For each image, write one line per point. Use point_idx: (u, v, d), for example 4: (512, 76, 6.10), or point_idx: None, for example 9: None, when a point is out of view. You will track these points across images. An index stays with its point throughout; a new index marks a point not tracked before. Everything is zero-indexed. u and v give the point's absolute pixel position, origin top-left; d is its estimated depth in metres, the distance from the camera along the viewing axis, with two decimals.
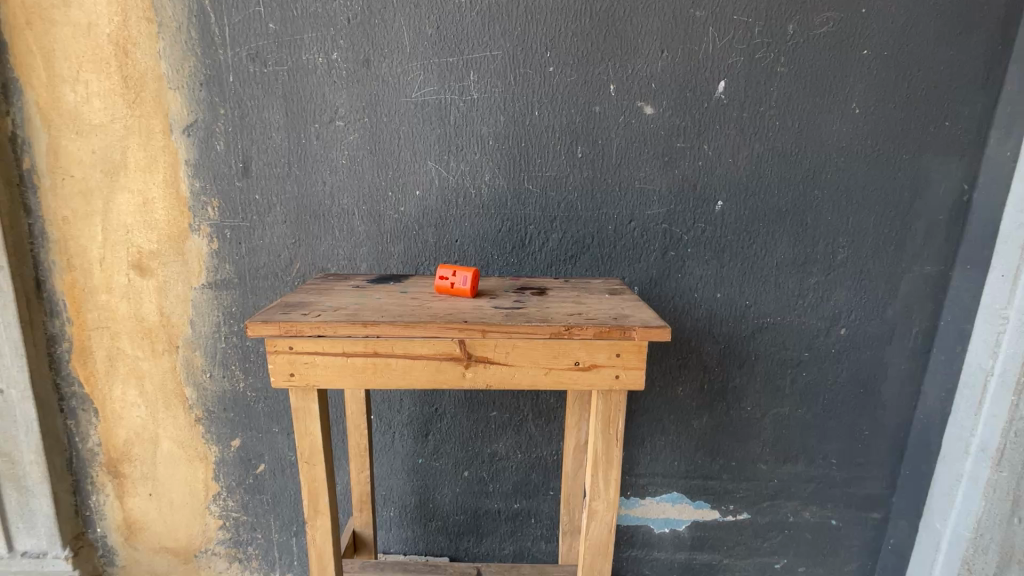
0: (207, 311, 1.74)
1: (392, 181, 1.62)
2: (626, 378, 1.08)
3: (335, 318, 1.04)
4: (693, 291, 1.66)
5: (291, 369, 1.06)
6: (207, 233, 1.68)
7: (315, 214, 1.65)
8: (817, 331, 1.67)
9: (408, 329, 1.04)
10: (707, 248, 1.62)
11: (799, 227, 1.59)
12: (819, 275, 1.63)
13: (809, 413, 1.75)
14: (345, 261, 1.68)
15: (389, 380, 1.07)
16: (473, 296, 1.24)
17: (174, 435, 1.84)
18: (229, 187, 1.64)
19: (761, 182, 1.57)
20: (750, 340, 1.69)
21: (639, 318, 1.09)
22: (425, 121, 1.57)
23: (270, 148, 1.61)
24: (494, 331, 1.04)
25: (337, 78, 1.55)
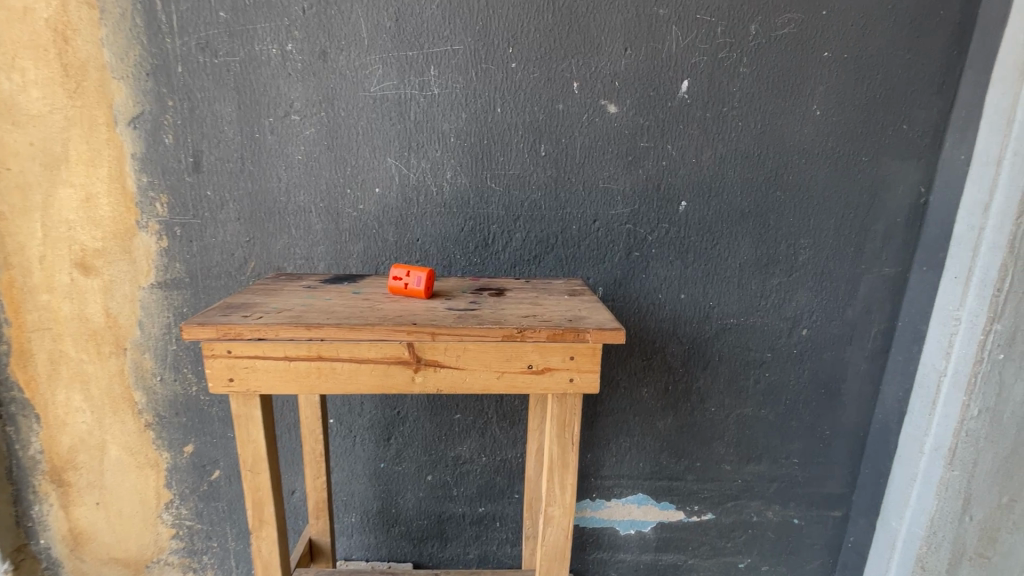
0: (157, 312, 1.67)
1: (351, 178, 1.57)
2: (580, 381, 1.06)
3: (277, 321, 1.00)
4: (658, 292, 1.65)
5: (230, 374, 1.01)
6: (156, 230, 1.61)
7: (270, 212, 1.59)
8: (780, 332, 1.68)
9: (355, 332, 1.00)
10: (671, 248, 1.61)
11: (762, 228, 1.59)
12: (782, 276, 1.63)
13: (772, 414, 1.75)
14: (303, 260, 1.63)
15: (335, 385, 1.03)
16: (427, 297, 1.20)
17: (122, 442, 1.76)
18: (179, 182, 1.57)
19: (724, 183, 1.56)
20: (714, 341, 1.69)
21: (595, 320, 1.07)
22: (384, 117, 1.52)
23: (222, 142, 1.55)
24: (445, 334, 1.01)
25: (292, 70, 1.50)
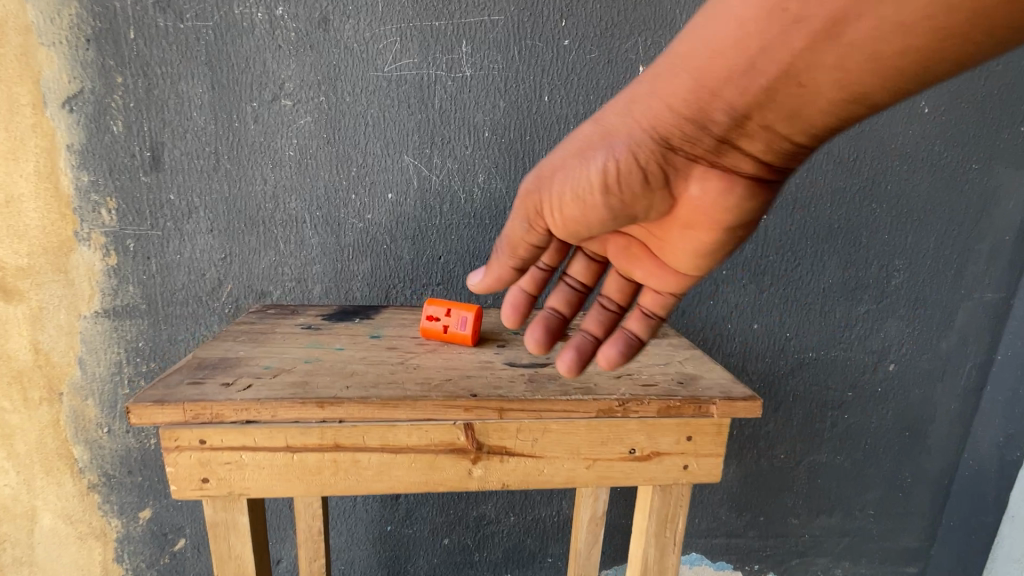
0: (104, 348, 1.31)
1: (356, 180, 1.25)
2: (697, 469, 0.77)
3: (275, 395, 0.68)
4: (727, 321, 1.37)
5: (204, 472, 0.68)
6: (101, 244, 1.25)
7: (252, 222, 1.26)
8: (864, 368, 1.43)
9: (389, 410, 0.69)
10: (746, 270, 1.34)
11: (851, 245, 1.34)
12: (870, 303, 1.39)
13: (849, 460, 1.50)
14: (294, 282, 1.30)
15: (359, 483, 0.71)
16: (475, 345, 0.90)
17: (58, 509, 1.40)
18: (133, 183, 1.22)
19: (812, 192, 1.31)
20: (788, 379, 1.42)
21: (711, 383, 0.79)
22: (401, 103, 1.21)
23: (188, 132, 1.20)
24: (518, 410, 0.71)
25: (283, 41, 1.17)
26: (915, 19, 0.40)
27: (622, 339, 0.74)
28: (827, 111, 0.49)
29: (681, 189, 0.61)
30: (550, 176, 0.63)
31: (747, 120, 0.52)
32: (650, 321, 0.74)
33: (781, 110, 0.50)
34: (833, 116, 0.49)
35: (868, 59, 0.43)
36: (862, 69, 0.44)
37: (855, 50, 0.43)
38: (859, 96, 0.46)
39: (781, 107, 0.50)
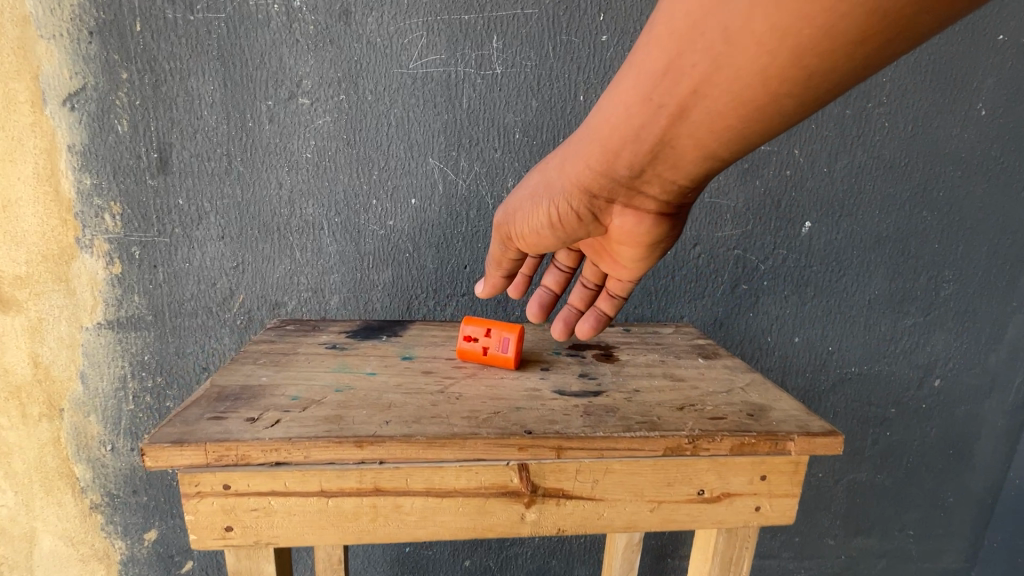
0: (108, 361, 1.24)
1: (377, 184, 1.17)
2: (768, 509, 0.70)
3: (308, 433, 0.61)
4: (767, 334, 1.30)
5: (228, 520, 0.61)
6: (104, 251, 1.17)
7: (265, 228, 1.18)
8: (908, 383, 1.36)
9: (435, 451, 0.62)
10: (788, 280, 1.27)
11: (899, 255, 1.27)
12: (917, 316, 1.31)
13: (890, 479, 1.43)
14: (310, 293, 1.22)
15: (400, 529, 0.64)
16: (518, 368, 0.83)
17: (58, 530, 1.32)
18: (138, 186, 1.14)
19: (860, 199, 1.23)
20: (830, 395, 1.35)
21: (783, 416, 0.72)
22: (426, 102, 1.13)
23: (198, 132, 1.12)
24: (578, 450, 0.64)
25: (301, 35, 1.08)
26: (733, 107, 0.47)
27: (594, 315, 0.87)
28: (702, 167, 0.57)
29: (612, 222, 0.71)
30: (514, 213, 0.77)
31: (643, 178, 0.61)
32: (615, 300, 0.85)
33: (670, 169, 0.58)
34: (712, 166, 0.57)
35: (718, 133, 0.51)
36: (717, 141, 0.52)
37: (705, 129, 0.51)
38: (722, 155, 0.54)
39: (669, 166, 0.57)
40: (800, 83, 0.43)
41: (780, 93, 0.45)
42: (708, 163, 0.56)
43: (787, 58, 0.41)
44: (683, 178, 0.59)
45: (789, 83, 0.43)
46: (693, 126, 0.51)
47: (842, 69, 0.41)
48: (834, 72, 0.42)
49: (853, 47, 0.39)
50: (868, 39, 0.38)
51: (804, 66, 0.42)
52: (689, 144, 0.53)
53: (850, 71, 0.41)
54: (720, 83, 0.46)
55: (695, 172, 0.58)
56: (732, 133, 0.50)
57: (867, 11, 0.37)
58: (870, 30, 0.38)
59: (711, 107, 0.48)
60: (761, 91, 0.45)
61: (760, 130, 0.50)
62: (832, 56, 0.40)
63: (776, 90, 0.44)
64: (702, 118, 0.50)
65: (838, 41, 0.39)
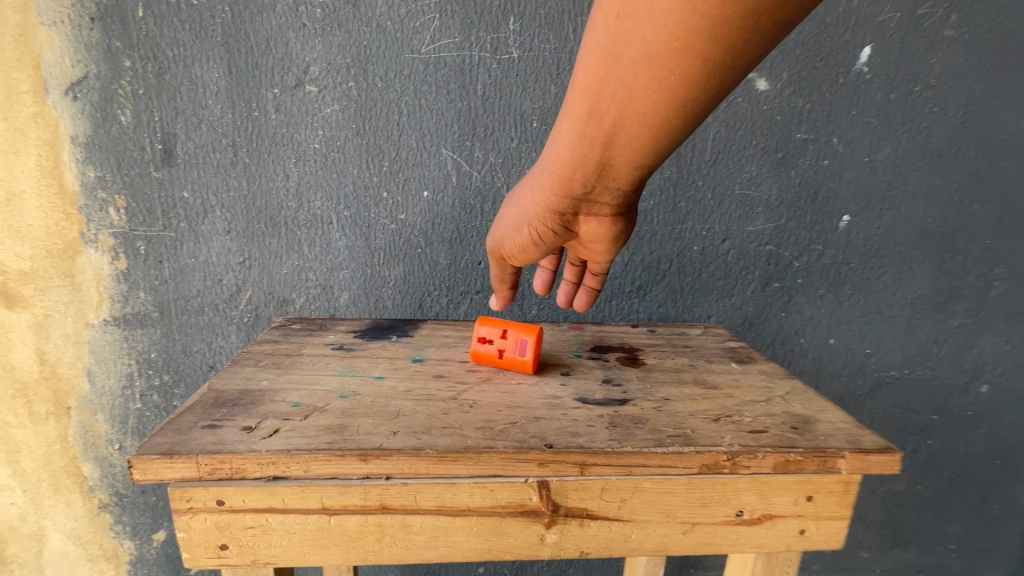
0: (114, 359, 1.20)
1: (388, 176, 1.11)
2: (814, 533, 0.64)
3: (308, 444, 0.56)
4: (800, 335, 1.22)
5: (222, 538, 0.56)
6: (109, 246, 1.13)
7: (273, 222, 1.13)
8: (952, 389, 1.27)
9: (447, 466, 0.56)
10: (824, 278, 1.19)
11: (946, 251, 1.18)
12: (964, 316, 1.22)
13: (930, 490, 1.34)
14: (318, 289, 1.17)
15: (409, 550, 0.59)
16: (535, 372, 0.77)
17: (67, 529, 1.30)
18: (143, 179, 1.10)
19: (904, 191, 1.14)
20: (867, 400, 1.26)
21: (831, 430, 0.65)
22: (439, 89, 1.07)
23: (203, 122, 1.08)
24: (604, 466, 0.58)
25: (308, 18, 1.03)
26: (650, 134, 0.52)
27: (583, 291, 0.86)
28: (647, 177, 0.60)
29: (580, 232, 0.72)
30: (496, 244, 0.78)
31: (596, 194, 0.63)
32: (599, 276, 0.83)
33: (619, 183, 0.61)
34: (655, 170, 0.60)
35: (649, 151, 0.54)
36: (648, 157, 0.55)
37: (635, 149, 0.54)
38: (659, 166, 0.57)
39: (617, 182, 0.60)
40: (692, 108, 0.49)
41: (682, 116, 0.49)
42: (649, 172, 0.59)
43: (666, 96, 0.47)
44: (633, 187, 0.62)
45: (683, 111, 0.49)
46: (626, 149, 0.54)
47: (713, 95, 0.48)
48: (712, 96, 0.48)
49: (708, 83, 0.46)
50: (715, 76, 0.45)
51: (687, 98, 0.47)
52: (626, 162, 0.56)
53: (718, 95, 0.48)
54: (631, 116, 0.50)
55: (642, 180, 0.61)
56: (660, 148, 0.54)
57: (701, 61, 0.44)
58: (709, 74, 0.45)
59: (633, 135, 0.52)
60: (668, 117, 0.50)
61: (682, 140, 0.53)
62: (697, 90, 0.47)
63: (675, 117, 0.49)
64: (629, 142, 0.53)
65: (694, 82, 0.46)
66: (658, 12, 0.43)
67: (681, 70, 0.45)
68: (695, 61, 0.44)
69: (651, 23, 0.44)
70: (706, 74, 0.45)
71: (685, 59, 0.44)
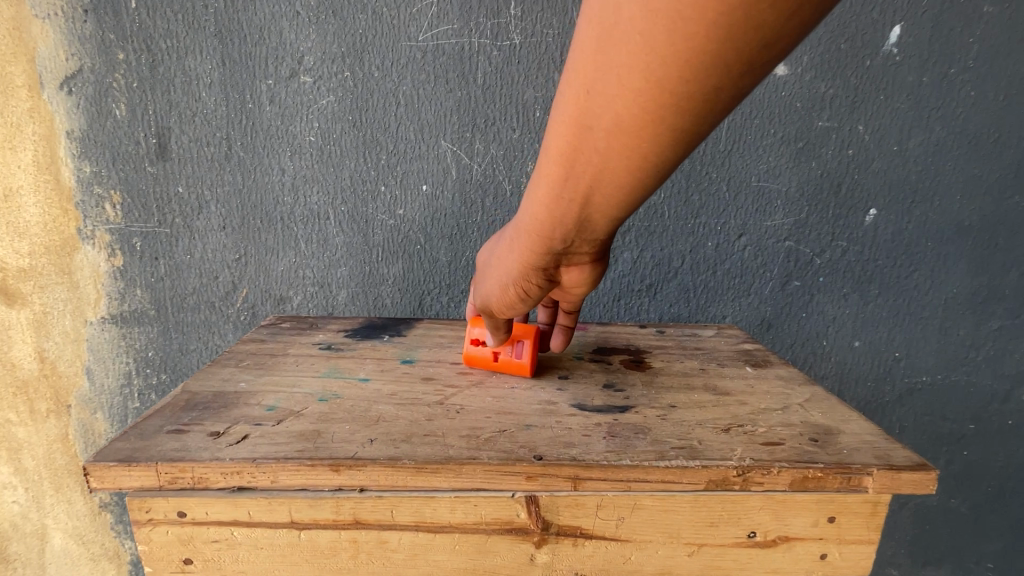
0: (112, 358, 1.19)
1: (385, 169, 1.07)
2: (836, 558, 0.57)
3: (277, 453, 0.52)
4: (822, 337, 1.14)
5: (186, 552, 0.53)
6: (106, 243, 1.12)
7: (269, 218, 1.10)
8: (991, 396, 1.17)
9: (425, 478, 0.52)
10: (849, 276, 1.11)
11: (984, 248, 1.09)
12: (1004, 318, 1.13)
13: (966, 505, 1.25)
14: (316, 287, 1.14)
15: (386, 567, 0.55)
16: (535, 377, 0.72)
17: (69, 528, 1.29)
18: (138, 174, 1.08)
19: (937, 182, 1.06)
20: (896, 407, 1.18)
21: (857, 444, 0.58)
22: (437, 79, 1.03)
23: (197, 115, 1.05)
24: (599, 481, 0.52)
25: (301, 7, 1.00)
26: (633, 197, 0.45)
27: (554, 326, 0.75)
28: None
29: (562, 285, 0.63)
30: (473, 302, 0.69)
31: (579, 251, 0.55)
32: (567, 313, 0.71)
33: (605, 238, 0.53)
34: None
35: (633, 208, 0.47)
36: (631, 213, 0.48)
37: (619, 208, 0.47)
38: None
39: (603, 237, 0.53)
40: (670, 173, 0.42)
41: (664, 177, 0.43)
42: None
43: (638, 167, 0.41)
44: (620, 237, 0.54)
45: (662, 175, 0.42)
46: (607, 209, 0.47)
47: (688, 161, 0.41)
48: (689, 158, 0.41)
49: (679, 151, 0.39)
50: (687, 144, 0.39)
51: (665, 164, 0.41)
52: (611, 219, 0.49)
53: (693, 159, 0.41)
54: (611, 181, 0.43)
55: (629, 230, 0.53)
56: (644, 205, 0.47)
57: (671, 132, 0.38)
58: (677, 146, 0.39)
59: (613, 197, 0.45)
60: (649, 181, 0.43)
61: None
62: (672, 158, 0.40)
63: (655, 181, 0.43)
64: (611, 204, 0.46)
65: (666, 154, 0.39)
66: (626, 86, 0.36)
67: (655, 143, 0.38)
68: (666, 135, 0.38)
69: (620, 98, 0.37)
70: (676, 146, 0.39)
71: (654, 132, 0.38)
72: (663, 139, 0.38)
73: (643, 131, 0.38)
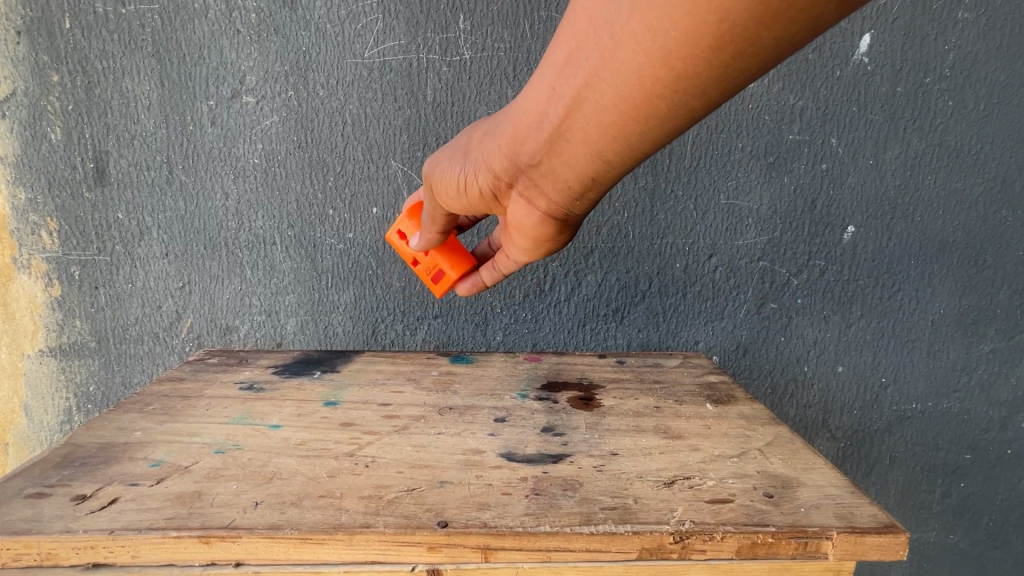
0: (52, 393, 1.12)
1: (334, 192, 1.02)
2: None
3: (139, 521, 0.46)
4: (802, 362, 1.07)
5: None
6: (43, 271, 1.05)
7: (213, 244, 1.05)
8: (987, 424, 1.09)
9: (311, 550, 0.46)
10: (829, 297, 1.04)
11: (971, 265, 1.02)
12: (997, 340, 1.06)
13: (966, 541, 1.15)
14: (264, 316, 1.08)
15: None
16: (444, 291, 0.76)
17: None
18: (75, 200, 1.02)
19: (918, 197, 1.00)
20: (885, 437, 1.10)
21: (817, 499, 0.51)
22: (385, 96, 0.98)
23: (136, 138, 1.00)
24: (514, 551, 0.46)
25: (242, 24, 0.96)
26: (630, 104, 0.42)
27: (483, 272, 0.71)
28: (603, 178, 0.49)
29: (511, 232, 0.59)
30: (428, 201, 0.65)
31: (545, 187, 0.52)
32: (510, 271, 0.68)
33: (565, 177, 0.50)
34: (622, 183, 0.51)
35: (618, 137, 0.44)
36: (615, 146, 0.45)
37: (602, 126, 0.44)
38: (621, 162, 0.47)
39: (568, 175, 0.50)
40: (694, 86, 0.39)
41: (678, 95, 0.40)
42: (615, 176, 0.49)
43: (664, 55, 0.38)
44: (588, 197, 0.52)
45: (677, 87, 0.39)
46: (594, 120, 0.44)
47: (728, 77, 0.38)
48: (728, 80, 0.38)
49: (721, 54, 0.36)
50: (734, 50, 0.36)
51: (694, 71, 0.38)
52: (582, 142, 0.46)
53: (735, 78, 0.38)
54: (618, 80, 0.41)
55: (600, 191, 0.51)
56: (635, 138, 0.44)
57: (721, 19, 0.35)
58: (724, 46, 0.36)
59: (606, 102, 0.42)
60: (661, 93, 0.40)
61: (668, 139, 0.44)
62: (706, 62, 0.37)
63: (667, 89, 0.40)
64: (603, 115, 0.43)
65: (704, 49, 0.36)
66: None
67: (695, 31, 0.36)
68: (715, 19, 0.35)
69: None
70: (720, 41, 0.36)
71: (701, 10, 0.35)
72: (713, 25, 0.35)
73: (689, 9, 0.35)
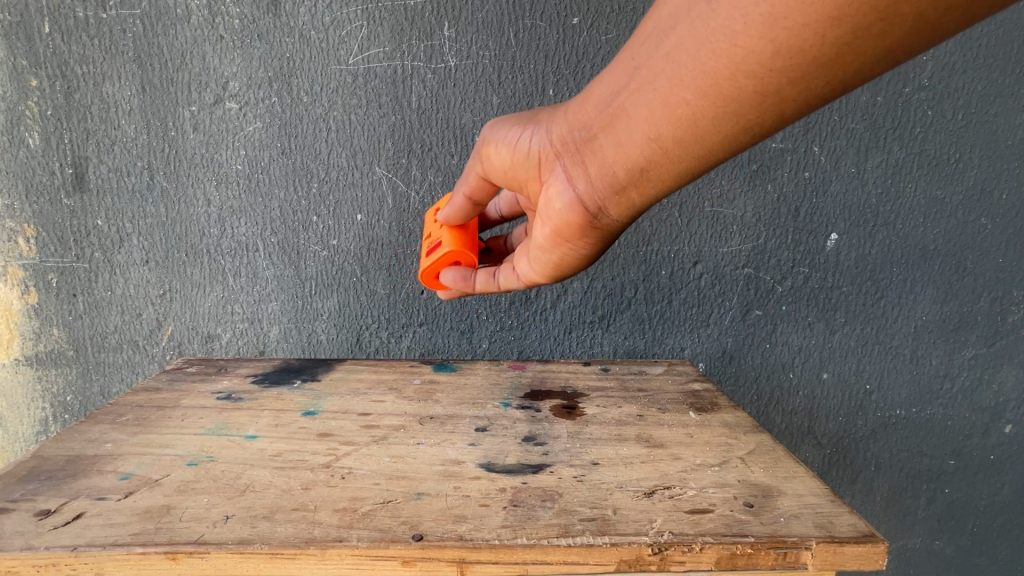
0: (27, 403, 1.09)
1: (318, 199, 1.01)
2: None
3: (103, 536, 0.45)
4: (787, 369, 1.07)
5: None
6: (19, 279, 1.03)
7: (194, 251, 1.03)
8: (969, 430, 1.10)
9: (283, 564, 0.45)
10: (813, 304, 1.05)
11: (952, 272, 1.04)
12: (978, 347, 1.07)
13: (951, 547, 1.16)
14: (245, 324, 1.07)
15: None
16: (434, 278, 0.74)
17: None
18: (53, 206, 1.01)
19: (898, 205, 1.01)
20: (870, 444, 1.10)
21: (797, 508, 0.51)
22: (369, 103, 0.97)
23: (116, 143, 0.99)
24: (490, 563, 0.45)
25: (224, 30, 0.95)
26: (726, 80, 0.41)
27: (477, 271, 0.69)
28: (655, 168, 0.49)
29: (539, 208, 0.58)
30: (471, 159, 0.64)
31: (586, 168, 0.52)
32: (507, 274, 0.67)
33: (613, 160, 0.50)
34: (667, 183, 0.50)
35: (687, 118, 0.44)
36: (680, 130, 0.45)
37: (675, 104, 0.44)
38: (677, 153, 0.47)
39: (618, 157, 0.49)
40: (795, 65, 0.39)
41: (769, 75, 0.40)
42: (667, 169, 0.48)
43: (768, 25, 0.38)
44: (629, 190, 0.51)
45: (772, 65, 0.39)
46: (668, 94, 0.44)
47: (838, 62, 0.38)
48: (837, 65, 0.38)
49: (839, 28, 0.36)
50: (857, 23, 0.36)
51: (801, 45, 0.38)
52: (644, 119, 0.46)
53: (846, 63, 0.38)
54: (712, 57, 0.41)
55: (642, 186, 0.51)
56: (707, 121, 0.44)
57: None
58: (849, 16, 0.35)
59: (690, 80, 0.42)
60: (750, 69, 0.40)
61: (739, 130, 0.44)
62: (817, 34, 0.37)
63: (761, 67, 0.39)
64: (680, 93, 0.43)
65: (819, 22, 0.36)
66: None
67: None
68: None
69: None
70: (840, 15, 0.36)
71: None
72: None
73: None
